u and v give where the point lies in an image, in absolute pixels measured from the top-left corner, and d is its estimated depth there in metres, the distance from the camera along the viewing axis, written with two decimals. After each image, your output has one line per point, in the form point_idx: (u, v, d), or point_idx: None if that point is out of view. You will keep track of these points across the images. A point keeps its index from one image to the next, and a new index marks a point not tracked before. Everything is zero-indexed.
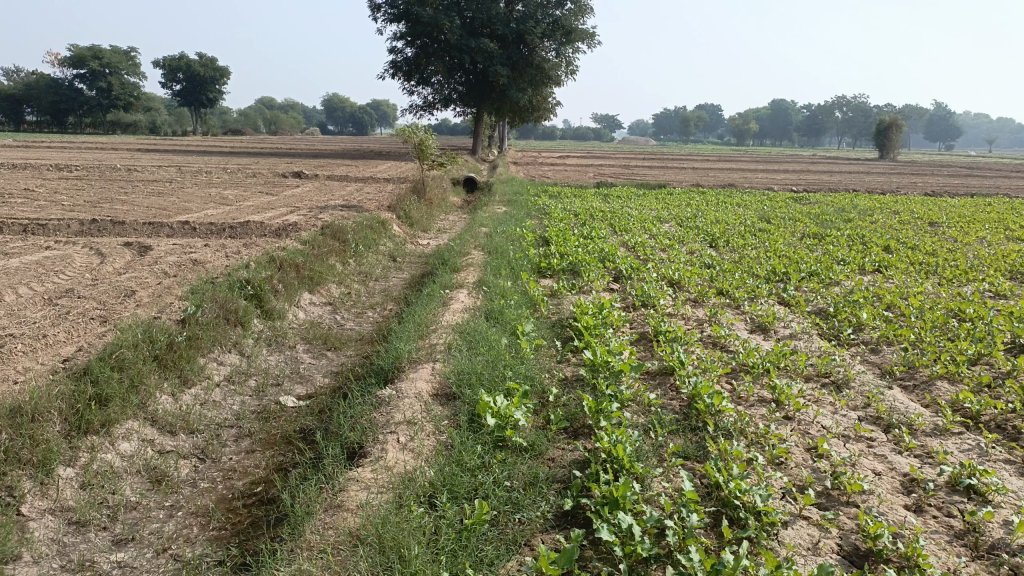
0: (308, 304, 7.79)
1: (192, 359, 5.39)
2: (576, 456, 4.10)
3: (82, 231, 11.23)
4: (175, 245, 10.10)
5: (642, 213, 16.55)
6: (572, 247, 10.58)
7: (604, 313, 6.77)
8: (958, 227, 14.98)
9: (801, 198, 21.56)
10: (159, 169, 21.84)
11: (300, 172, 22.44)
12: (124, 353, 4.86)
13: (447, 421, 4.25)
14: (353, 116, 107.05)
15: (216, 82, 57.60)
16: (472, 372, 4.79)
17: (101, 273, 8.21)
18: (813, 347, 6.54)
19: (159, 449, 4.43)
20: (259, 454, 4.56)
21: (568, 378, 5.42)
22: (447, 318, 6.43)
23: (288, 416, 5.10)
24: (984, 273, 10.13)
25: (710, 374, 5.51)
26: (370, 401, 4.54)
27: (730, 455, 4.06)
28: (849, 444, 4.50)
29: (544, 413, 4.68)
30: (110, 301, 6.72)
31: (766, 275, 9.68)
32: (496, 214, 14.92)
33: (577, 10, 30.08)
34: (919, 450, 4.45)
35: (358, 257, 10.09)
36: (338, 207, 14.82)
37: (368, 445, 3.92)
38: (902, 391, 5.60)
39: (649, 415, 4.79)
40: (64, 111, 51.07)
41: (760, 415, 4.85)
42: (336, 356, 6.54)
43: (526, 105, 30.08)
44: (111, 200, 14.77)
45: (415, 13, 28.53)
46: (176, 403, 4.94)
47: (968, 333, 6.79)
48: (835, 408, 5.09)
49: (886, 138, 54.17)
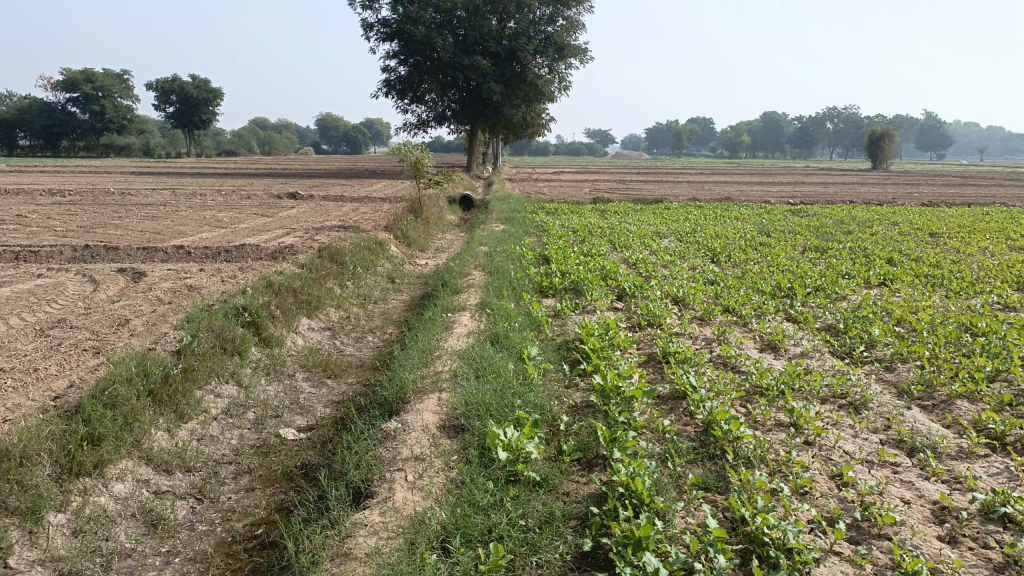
0: (307, 330, 7.60)
1: (188, 392, 5.21)
2: (592, 490, 3.92)
3: (75, 257, 11.05)
4: (169, 271, 9.93)
5: (641, 228, 16.43)
6: (573, 265, 10.42)
7: (611, 335, 6.59)
8: (959, 237, 14.87)
9: (799, 210, 21.48)
10: (153, 192, 21.66)
11: (295, 193, 22.30)
12: (118, 389, 4.69)
13: (457, 455, 4.07)
14: (346, 135, 107.19)
15: (210, 103, 57.65)
16: (480, 402, 4.62)
17: (94, 302, 8.03)
18: (826, 366, 6.37)
19: (155, 490, 4.24)
20: (259, 492, 4.37)
21: (578, 405, 5.24)
22: (450, 343, 6.25)
23: (290, 450, 4.91)
24: (990, 284, 9.99)
25: (724, 398, 5.33)
26: (375, 434, 4.36)
27: (753, 486, 3.89)
28: (874, 470, 4.33)
29: (556, 443, 4.50)
30: (103, 331, 6.53)
31: (771, 291, 9.53)
32: (494, 232, 14.78)
33: (568, 26, 30.14)
34: (947, 476, 4.28)
35: (356, 279, 9.92)
36: (334, 228, 14.68)
37: (375, 484, 3.74)
38: (921, 411, 5.43)
39: (665, 443, 4.61)
40: (58, 134, 50.98)
41: (779, 441, 4.68)
42: (337, 383, 6.34)
43: (520, 122, 30.05)
44: (105, 224, 14.61)
45: (407, 32, 28.54)
46: (172, 439, 4.75)
47: (983, 349, 6.62)
48: (856, 431, 4.92)
49: (877, 149, 54.30)
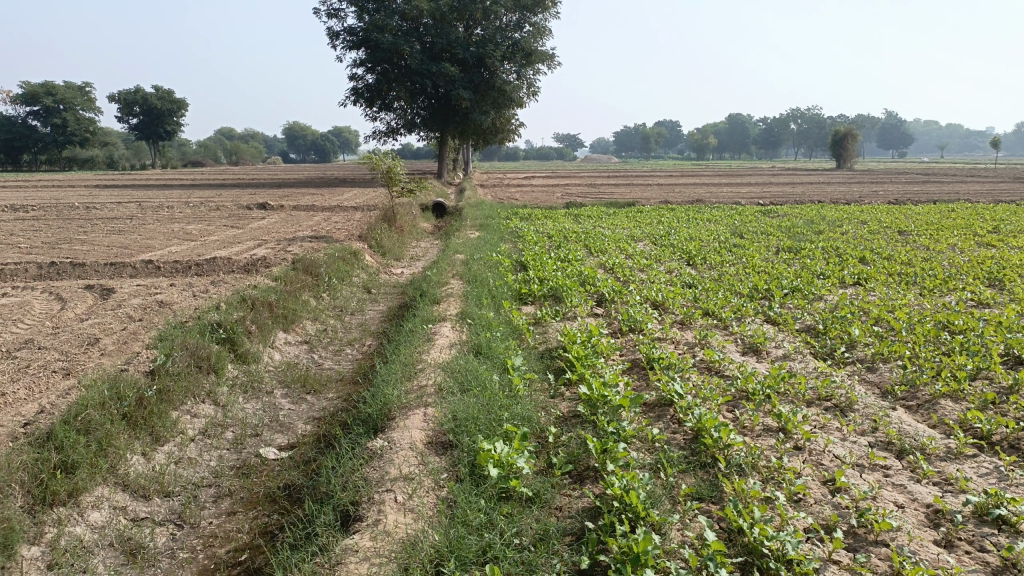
0: (283, 344, 7.45)
1: (163, 414, 5.04)
2: (586, 504, 3.85)
3: (40, 274, 10.76)
4: (138, 286, 9.70)
5: (616, 232, 16.44)
6: (551, 272, 10.37)
7: (594, 342, 6.53)
8: (928, 235, 15.07)
9: (769, 211, 21.68)
10: (118, 206, 21.25)
11: (265, 203, 22.02)
12: (90, 414, 4.52)
13: (447, 473, 3.98)
14: (314, 144, 106.31)
15: (174, 114, 56.82)
16: (468, 417, 4.53)
17: (61, 321, 7.79)
18: (810, 369, 6.36)
19: (132, 518, 4.08)
20: (242, 516, 4.23)
21: (565, 415, 5.17)
22: (432, 355, 6.15)
23: (271, 471, 4.78)
24: (963, 281, 10.10)
25: (710, 404, 5.28)
26: (360, 453, 4.25)
27: (748, 495, 3.85)
28: (865, 474, 4.32)
29: (545, 455, 4.42)
30: (72, 352, 6.33)
31: (749, 293, 9.56)
32: (469, 240, 14.69)
33: (536, 31, 30.15)
34: (937, 477, 4.27)
35: (331, 290, 9.77)
36: (307, 238, 14.49)
37: (364, 507, 3.64)
38: (906, 412, 5.45)
39: (655, 452, 4.55)
40: (18, 148, 49.85)
41: (770, 447, 4.65)
42: (317, 399, 6.20)
43: (490, 127, 30.00)
44: (70, 240, 14.26)
45: (374, 39, 28.33)
46: (148, 463, 4.60)
47: (962, 347, 6.67)
48: (844, 434, 4.91)
49: (842, 148, 55.05)
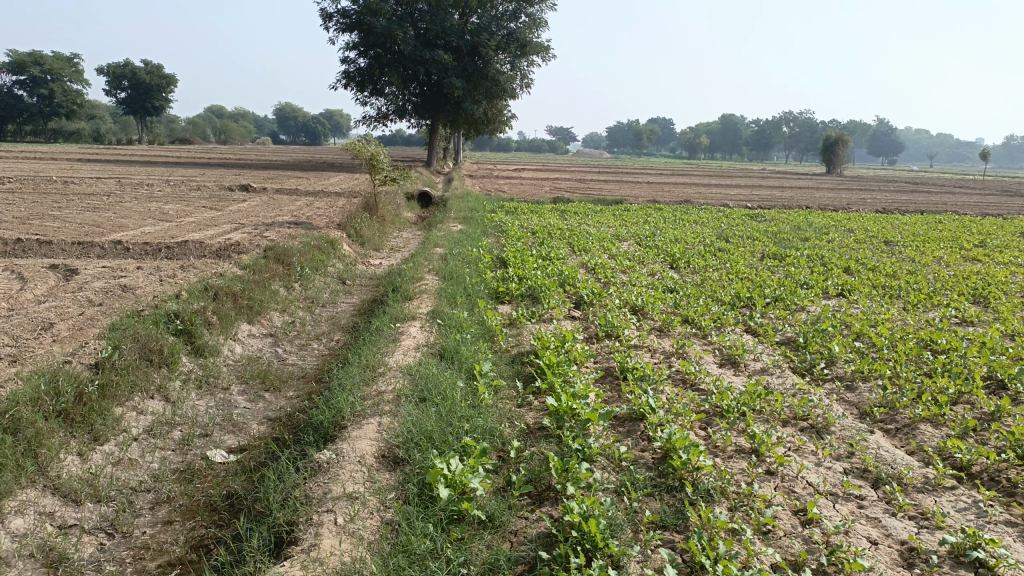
0: (246, 336, 7.16)
1: (105, 411, 4.78)
2: (543, 529, 3.62)
3: (5, 251, 10.39)
4: (104, 268, 9.36)
5: (601, 231, 16.22)
6: (531, 270, 10.11)
7: (567, 348, 6.29)
8: (914, 247, 14.93)
9: (756, 214, 21.49)
10: (98, 181, 20.81)
11: (247, 185, 21.62)
12: (20, 411, 4.27)
13: (394, 493, 3.76)
14: (306, 125, 105.44)
15: (163, 90, 55.94)
16: (423, 432, 4.30)
17: (17, 302, 7.45)
18: (787, 385, 6.14)
19: (59, 525, 3.81)
20: (178, 526, 3.97)
21: (530, 428, 4.93)
22: (396, 358, 5.90)
23: (216, 476, 4.52)
24: (947, 297, 9.94)
25: (682, 420, 5.05)
26: (307, 467, 4.03)
27: (714, 526, 3.62)
28: (838, 505, 4.11)
29: (505, 473, 4.19)
30: (22, 336, 6.02)
31: (730, 300, 9.36)
32: (451, 233, 14.40)
33: (531, 23, 29.83)
34: (913, 511, 4.08)
35: (304, 280, 9.49)
36: (286, 224, 14.17)
37: (300, 529, 3.44)
38: (884, 436, 5.25)
39: (621, 472, 4.32)
40: (3, 118, 48.79)
41: (740, 471, 4.44)
42: (275, 397, 5.92)
43: (481, 117, 29.66)
44: (42, 215, 13.85)
45: (367, 23, 27.89)
46: (84, 465, 4.34)
47: (944, 367, 6.48)
48: (818, 459, 4.71)
49: (832, 153, 54.69)
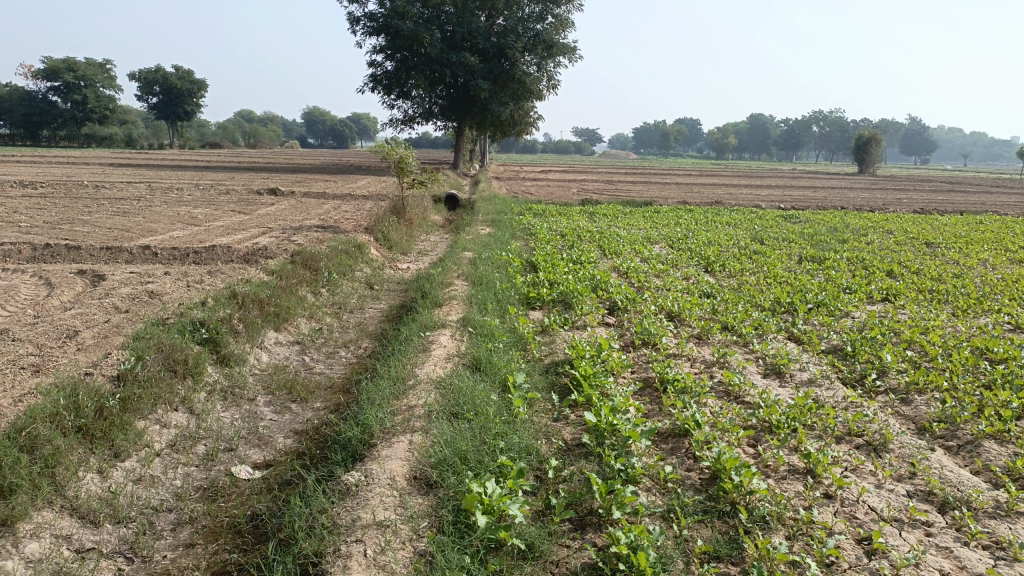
0: (273, 345, 6.97)
1: (127, 425, 4.61)
2: (587, 560, 3.37)
3: (34, 256, 10.32)
4: (131, 273, 9.24)
5: (631, 233, 15.92)
6: (561, 274, 9.84)
7: (603, 358, 6.01)
8: (957, 248, 14.38)
9: (790, 216, 20.95)
10: (128, 185, 20.84)
11: (275, 188, 21.58)
12: (38, 429, 4.11)
13: (427, 521, 3.54)
14: (333, 129, 106.08)
15: (194, 95, 56.41)
16: (456, 451, 4.08)
17: (43, 309, 7.35)
18: (838, 398, 5.80)
19: (77, 549, 3.61)
20: (200, 550, 3.77)
21: (569, 445, 4.66)
22: (425, 369, 5.68)
23: (240, 494, 4.33)
24: (998, 301, 9.50)
25: (729, 437, 4.77)
26: (333, 489, 3.84)
27: (774, 558, 3.33)
28: (905, 533, 3.80)
29: (543, 495, 3.94)
30: (47, 345, 5.90)
31: (771, 306, 9.00)
32: (480, 236, 14.16)
33: (558, 24, 29.59)
34: (987, 540, 3.77)
35: (331, 286, 9.32)
36: (313, 228, 14.04)
37: (328, 560, 3.22)
38: (946, 454, 4.92)
39: (668, 495, 4.04)
40: (37, 123, 49.63)
41: (796, 494, 4.14)
42: (302, 409, 5.72)
43: (508, 119, 29.41)
44: (72, 220, 13.85)
45: (394, 26, 27.76)
46: (104, 482, 4.16)
47: (1004, 378, 6.10)
48: (879, 481, 4.38)
49: (865, 153, 53.25)
